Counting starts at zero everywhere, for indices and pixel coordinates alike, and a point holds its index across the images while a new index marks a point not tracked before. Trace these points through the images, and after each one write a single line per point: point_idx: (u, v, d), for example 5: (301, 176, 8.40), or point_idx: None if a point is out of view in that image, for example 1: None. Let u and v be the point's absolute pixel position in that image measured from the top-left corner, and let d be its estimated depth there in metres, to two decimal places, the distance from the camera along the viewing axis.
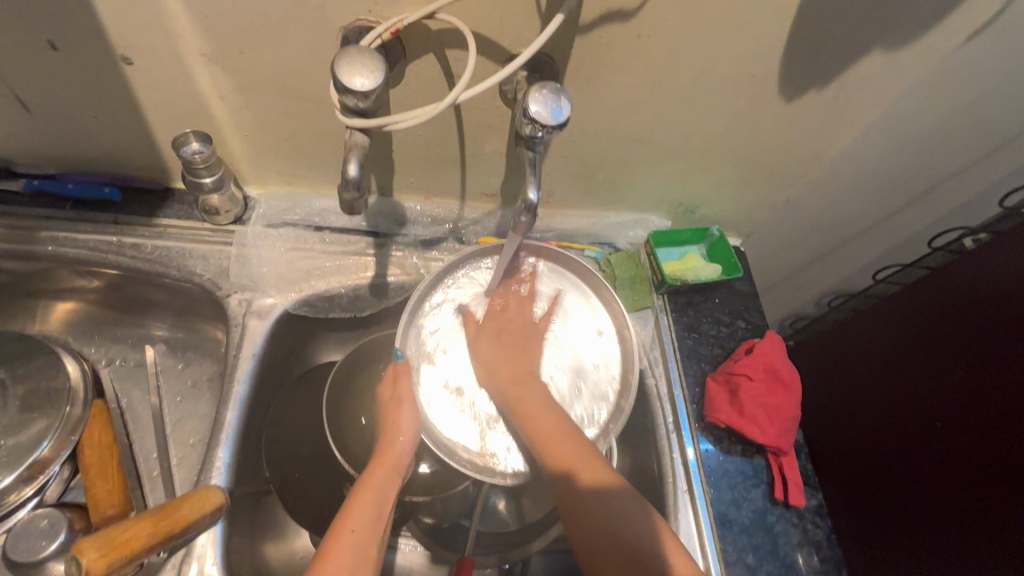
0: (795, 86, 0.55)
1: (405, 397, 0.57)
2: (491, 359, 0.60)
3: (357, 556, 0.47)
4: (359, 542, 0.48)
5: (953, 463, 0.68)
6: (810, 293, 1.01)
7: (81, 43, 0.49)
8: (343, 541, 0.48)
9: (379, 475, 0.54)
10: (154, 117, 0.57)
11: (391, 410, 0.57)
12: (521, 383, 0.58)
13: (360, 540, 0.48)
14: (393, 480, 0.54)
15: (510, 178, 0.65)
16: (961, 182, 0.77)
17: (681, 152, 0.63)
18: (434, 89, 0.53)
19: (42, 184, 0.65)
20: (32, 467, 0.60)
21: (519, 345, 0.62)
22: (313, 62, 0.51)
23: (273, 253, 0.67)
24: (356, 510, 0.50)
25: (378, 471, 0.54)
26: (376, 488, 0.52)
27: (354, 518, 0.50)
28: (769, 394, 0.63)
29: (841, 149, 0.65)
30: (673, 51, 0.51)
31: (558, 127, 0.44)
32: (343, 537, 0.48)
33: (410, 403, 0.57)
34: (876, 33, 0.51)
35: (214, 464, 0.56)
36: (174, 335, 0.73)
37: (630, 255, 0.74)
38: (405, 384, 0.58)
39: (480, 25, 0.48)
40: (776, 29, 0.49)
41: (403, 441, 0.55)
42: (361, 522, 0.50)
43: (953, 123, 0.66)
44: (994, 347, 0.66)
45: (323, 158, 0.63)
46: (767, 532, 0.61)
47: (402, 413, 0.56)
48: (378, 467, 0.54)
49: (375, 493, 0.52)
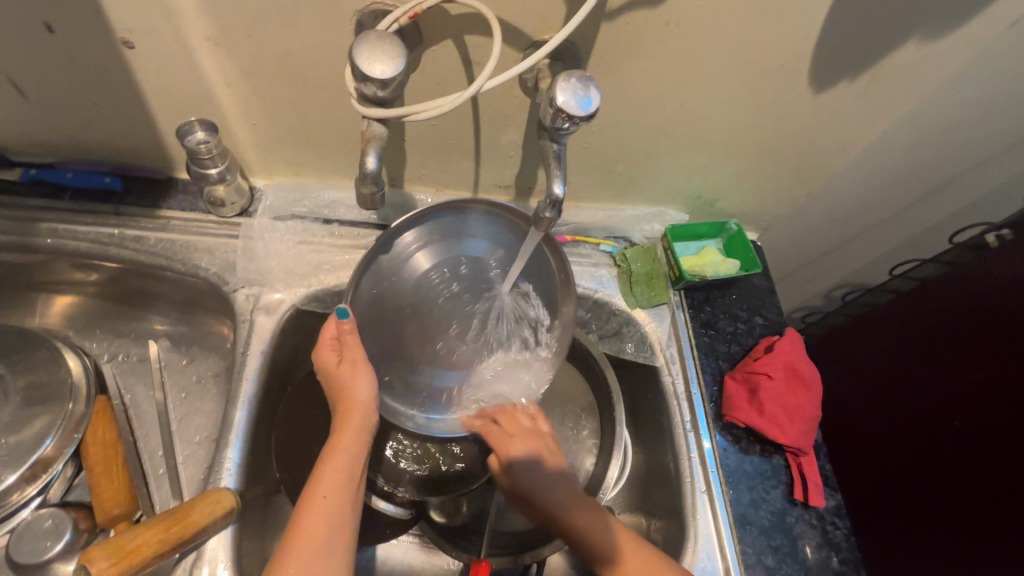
0: (826, 77, 0.53)
1: (356, 357, 0.52)
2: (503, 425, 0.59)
3: (334, 522, 0.45)
4: (334, 505, 0.46)
5: (974, 462, 0.68)
6: (824, 288, 1.00)
7: (80, 25, 0.46)
8: (317, 507, 0.45)
9: (349, 438, 0.50)
10: (157, 105, 0.55)
11: (341, 370, 0.52)
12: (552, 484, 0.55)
13: (333, 504, 0.45)
14: (363, 445, 0.50)
15: (526, 170, 0.63)
16: (984, 175, 0.75)
17: (704, 144, 0.61)
18: (451, 77, 0.51)
19: (39, 173, 0.62)
20: (35, 466, 0.58)
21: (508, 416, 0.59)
22: (325, 47, 0.48)
23: (280, 246, 0.65)
24: (327, 474, 0.47)
25: (346, 434, 0.50)
26: (347, 456, 0.49)
27: (325, 482, 0.47)
28: (790, 393, 0.62)
29: (868, 142, 0.63)
30: (701, 40, 0.49)
31: (586, 119, 0.42)
32: (314, 502, 0.45)
33: (365, 366, 0.52)
34: (916, 20, 0.49)
35: (222, 466, 0.55)
36: (178, 329, 0.71)
37: (645, 249, 0.72)
38: (356, 348, 0.52)
39: (503, 10, 0.45)
40: (810, 19, 0.47)
41: (363, 403, 0.51)
42: (333, 487, 0.47)
43: (985, 116, 0.64)
44: (1010, 348, 0.65)
45: (332, 147, 0.60)
46: (786, 533, 0.60)
47: (359, 375, 0.51)
48: (343, 431, 0.50)
49: (346, 460, 0.49)
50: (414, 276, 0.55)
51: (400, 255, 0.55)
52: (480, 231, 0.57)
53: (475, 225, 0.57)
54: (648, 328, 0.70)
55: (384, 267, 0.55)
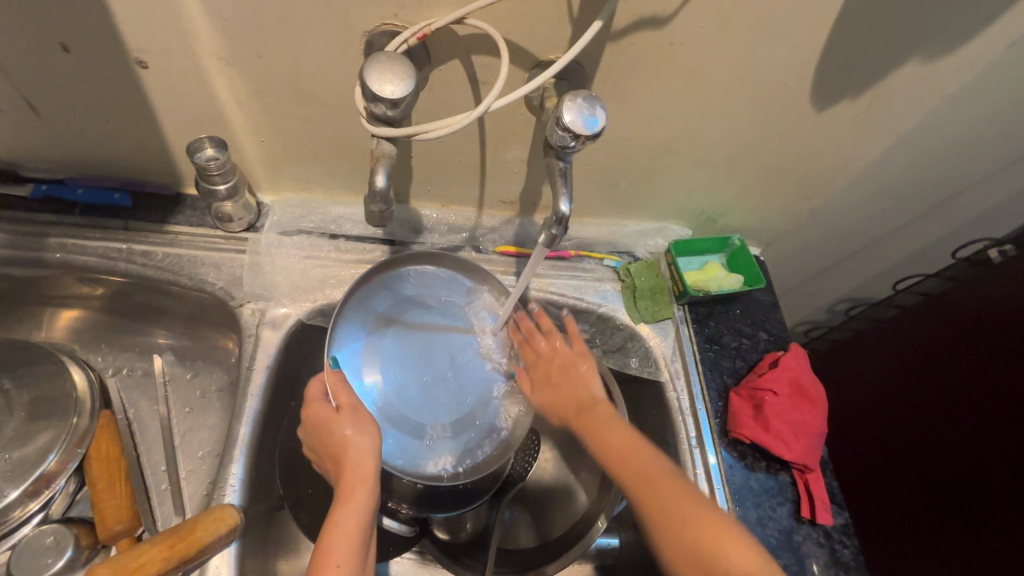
0: (827, 96, 0.54)
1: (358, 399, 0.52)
2: (538, 380, 0.60)
3: None
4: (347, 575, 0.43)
5: (986, 483, 0.67)
6: (827, 302, 1.00)
7: (97, 46, 0.47)
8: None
9: (359, 493, 0.47)
10: (168, 123, 0.55)
11: (340, 419, 0.50)
12: (589, 413, 0.55)
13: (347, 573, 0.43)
14: (374, 497, 0.48)
15: (531, 186, 0.63)
16: (987, 190, 0.76)
17: (707, 161, 0.62)
18: (459, 96, 0.51)
19: (50, 189, 0.63)
20: (38, 481, 0.58)
21: (562, 377, 0.59)
22: (336, 68, 0.49)
23: (286, 261, 0.65)
24: (337, 541, 0.44)
25: (361, 488, 0.48)
26: (358, 509, 0.47)
27: (337, 550, 0.44)
28: (795, 409, 0.62)
29: (870, 160, 0.63)
30: (704, 60, 0.50)
31: (592, 138, 0.42)
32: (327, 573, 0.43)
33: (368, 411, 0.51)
34: (916, 42, 0.50)
35: (227, 482, 0.55)
36: (183, 343, 0.71)
37: (649, 264, 0.72)
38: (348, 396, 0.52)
39: (510, 31, 0.46)
40: (810, 39, 0.48)
41: (368, 453, 0.49)
42: (344, 553, 0.44)
43: (986, 134, 0.65)
44: (1014, 365, 0.65)
45: (340, 164, 0.61)
46: (794, 552, 0.59)
47: (363, 422, 0.51)
48: (359, 484, 0.48)
49: (357, 515, 0.46)
50: (393, 316, 0.60)
51: (364, 316, 0.58)
52: (450, 285, 0.63)
53: (447, 279, 0.63)
54: (652, 343, 0.70)
55: (363, 319, 0.58)
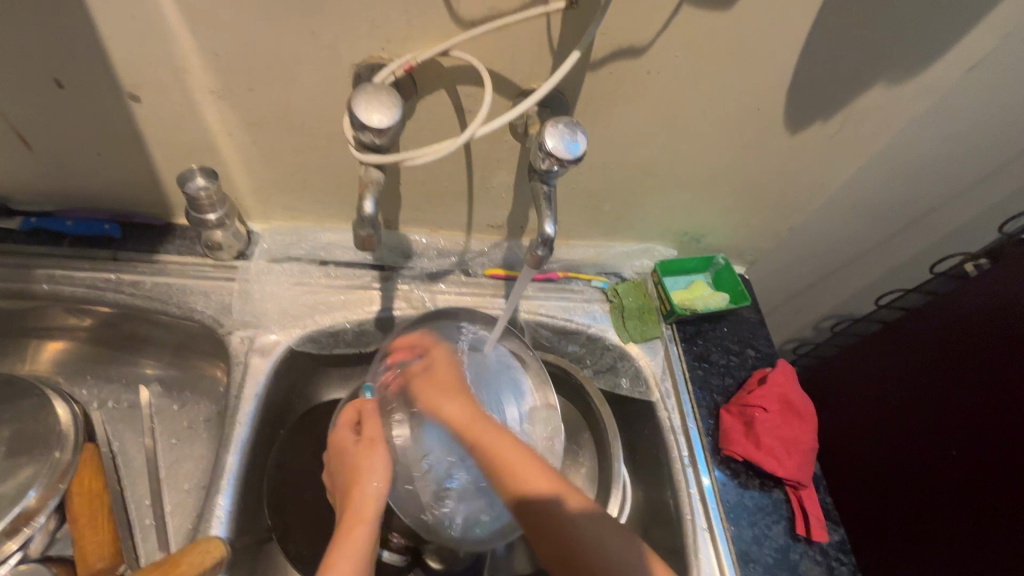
0: (799, 119, 0.56)
1: (443, 382, 0.56)
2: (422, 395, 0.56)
3: None
4: None
5: (975, 494, 0.67)
6: (813, 319, 1.01)
7: (90, 80, 0.48)
8: None
9: (359, 530, 0.48)
10: (159, 154, 0.56)
11: (359, 450, 0.53)
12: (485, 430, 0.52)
13: None
14: (372, 536, 0.48)
15: (518, 210, 0.64)
16: (960, 207, 0.78)
17: (688, 183, 0.64)
18: (445, 124, 0.53)
19: (39, 221, 0.63)
20: (17, 519, 0.56)
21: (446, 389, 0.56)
22: (324, 99, 0.50)
23: (276, 288, 0.66)
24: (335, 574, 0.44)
25: (361, 526, 0.48)
26: (357, 545, 0.46)
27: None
28: (785, 425, 0.63)
29: (844, 179, 0.66)
30: (681, 86, 0.52)
31: (573, 161, 0.44)
32: None
33: (383, 447, 0.53)
34: (879, 67, 0.52)
35: (212, 514, 0.53)
36: (169, 374, 0.70)
37: (636, 285, 0.73)
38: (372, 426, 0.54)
39: (493, 61, 0.48)
40: (780, 65, 0.51)
41: (374, 489, 0.50)
42: None
43: (954, 153, 0.67)
44: (995, 375, 0.66)
45: (329, 192, 0.62)
46: (791, 570, 0.58)
47: (373, 461, 0.52)
48: (356, 524, 0.48)
49: (358, 546, 0.47)
50: None
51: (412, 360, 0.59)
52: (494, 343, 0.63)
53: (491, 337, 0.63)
54: (642, 363, 0.70)
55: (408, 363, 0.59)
